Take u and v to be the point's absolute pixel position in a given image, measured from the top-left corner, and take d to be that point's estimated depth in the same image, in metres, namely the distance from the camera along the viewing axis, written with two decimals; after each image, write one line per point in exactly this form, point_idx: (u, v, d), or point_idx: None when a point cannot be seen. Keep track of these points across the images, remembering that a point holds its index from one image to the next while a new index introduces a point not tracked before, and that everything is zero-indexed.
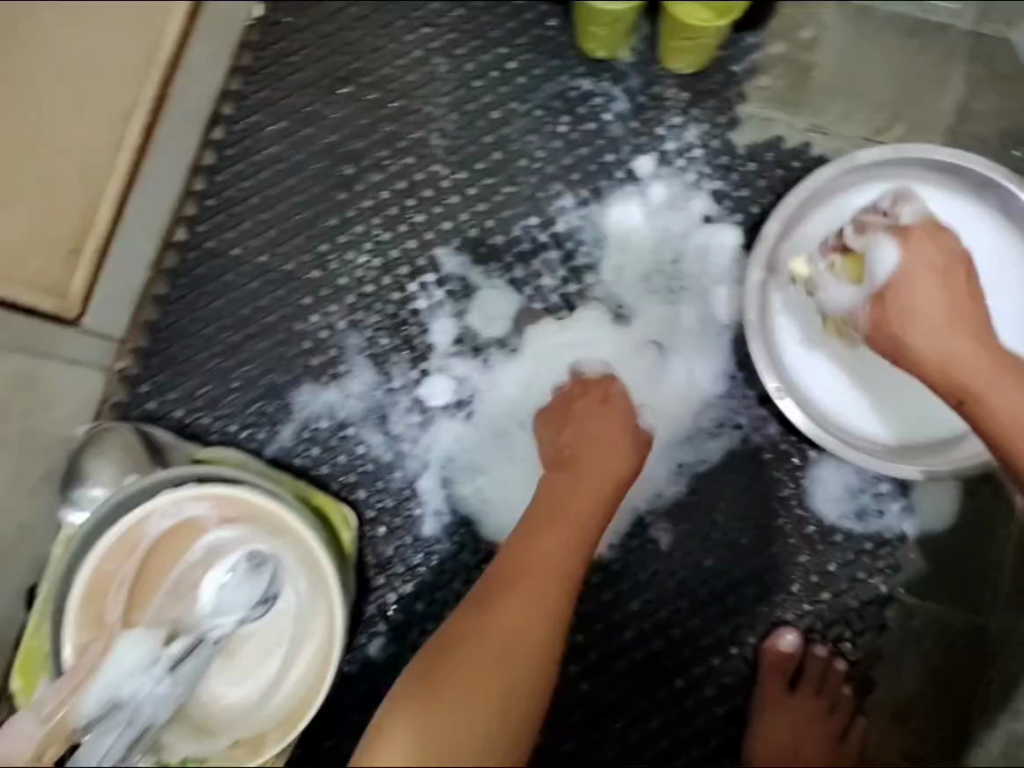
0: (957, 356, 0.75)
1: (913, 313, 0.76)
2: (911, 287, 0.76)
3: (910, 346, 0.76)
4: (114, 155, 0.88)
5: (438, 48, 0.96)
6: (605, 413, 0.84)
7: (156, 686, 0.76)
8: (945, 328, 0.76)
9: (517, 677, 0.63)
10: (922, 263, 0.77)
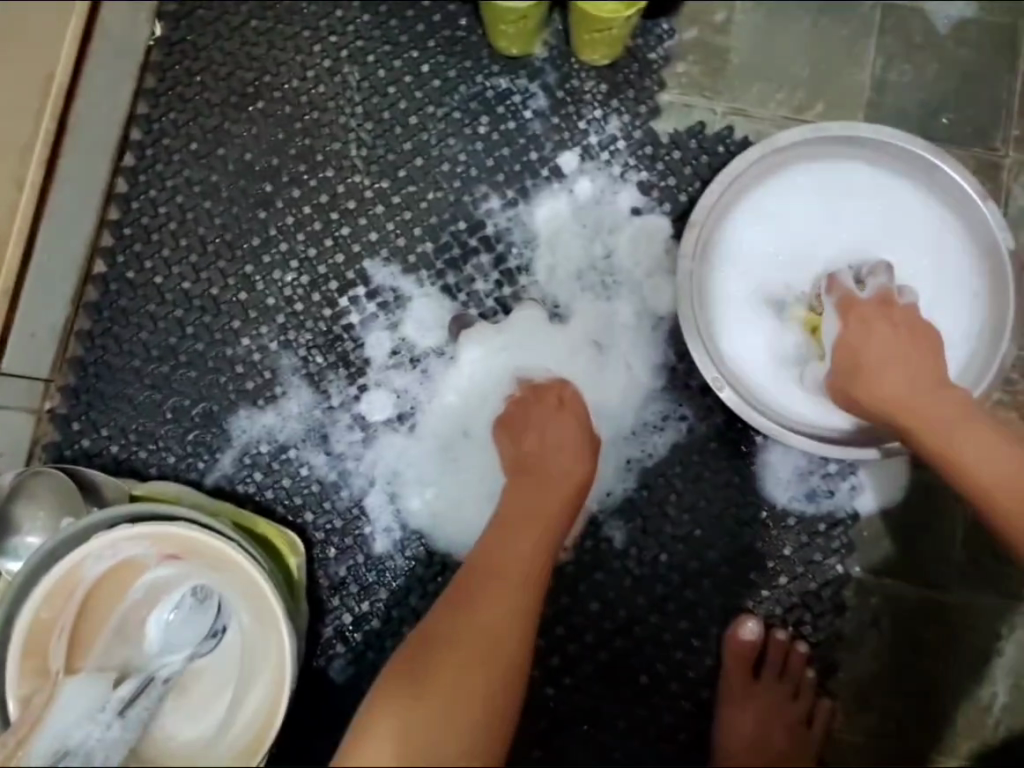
0: (910, 387, 0.79)
1: (865, 349, 0.81)
2: (861, 331, 0.82)
3: (867, 379, 0.80)
4: (18, 194, 0.84)
5: (348, 57, 0.95)
6: (554, 412, 0.84)
7: (108, 729, 0.70)
8: (897, 362, 0.80)
9: (493, 678, 0.64)
10: (874, 315, 0.83)
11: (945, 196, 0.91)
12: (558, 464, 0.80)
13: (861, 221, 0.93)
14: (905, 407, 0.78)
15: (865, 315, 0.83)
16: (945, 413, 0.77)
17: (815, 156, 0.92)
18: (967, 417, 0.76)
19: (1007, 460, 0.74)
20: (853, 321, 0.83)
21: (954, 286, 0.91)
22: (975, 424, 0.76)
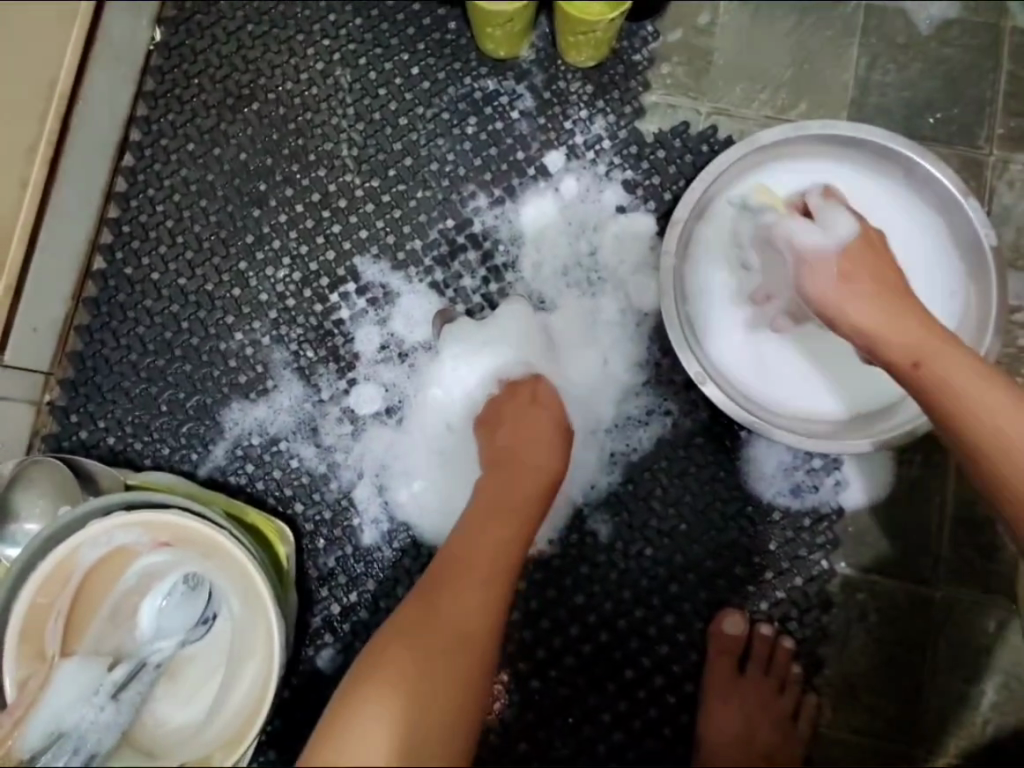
0: (902, 320, 0.73)
1: (855, 278, 0.77)
2: (856, 257, 0.78)
3: (859, 305, 0.75)
4: (23, 192, 0.85)
5: (340, 60, 0.98)
6: (542, 411, 0.85)
7: (100, 713, 0.75)
8: (891, 295, 0.75)
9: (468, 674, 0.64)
10: (870, 241, 0.79)
11: (926, 194, 0.92)
12: (538, 458, 0.82)
13: None
14: (897, 342, 0.73)
15: (863, 240, 0.79)
16: (939, 347, 0.71)
17: (797, 155, 0.93)
18: (959, 354, 0.71)
19: (1002, 399, 0.68)
20: (852, 244, 0.79)
21: (934, 283, 0.92)
22: (969, 363, 0.70)
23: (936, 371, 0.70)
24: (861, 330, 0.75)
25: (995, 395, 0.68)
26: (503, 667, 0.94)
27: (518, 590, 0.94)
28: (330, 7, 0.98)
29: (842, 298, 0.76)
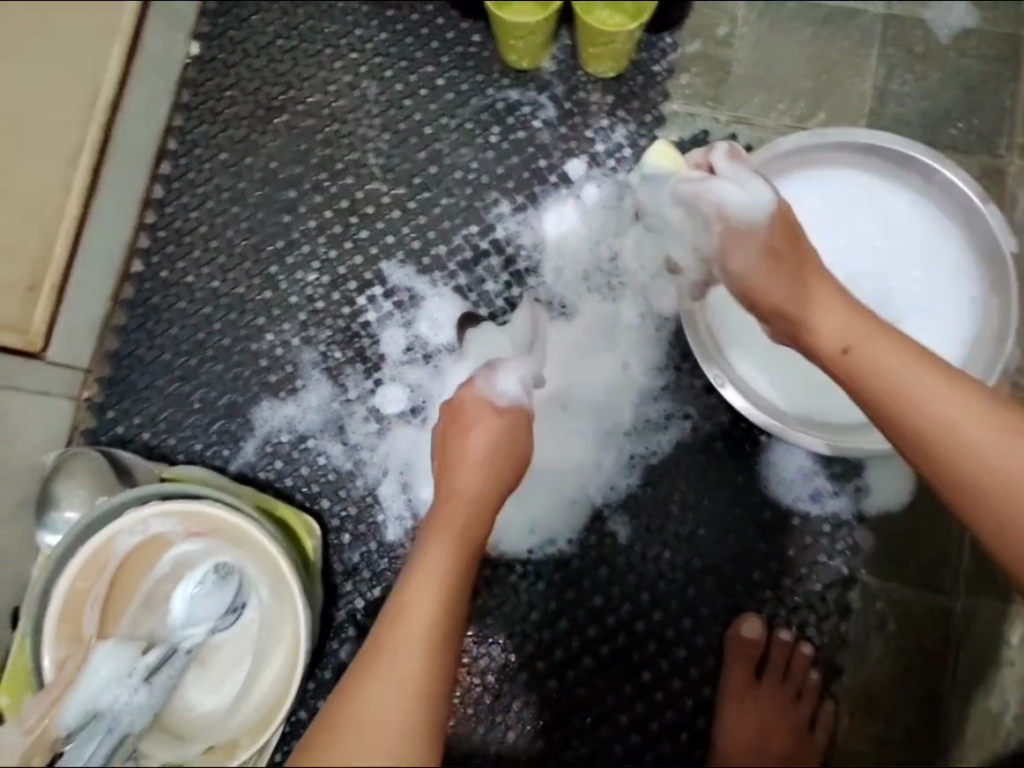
0: (841, 314, 0.71)
1: (779, 276, 0.74)
2: (776, 245, 0.75)
3: (799, 302, 0.73)
4: (67, 196, 0.90)
5: (368, 72, 1.01)
6: (488, 411, 0.79)
7: (134, 696, 0.78)
8: (820, 289, 0.73)
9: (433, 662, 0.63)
10: (791, 223, 0.75)
11: (945, 202, 0.93)
12: (476, 455, 0.76)
13: (860, 226, 0.95)
14: (838, 342, 0.70)
15: (785, 225, 0.75)
16: (880, 338, 0.69)
17: (816, 163, 0.95)
18: (902, 344, 0.68)
19: (953, 394, 0.65)
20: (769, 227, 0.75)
21: (952, 290, 0.93)
22: (918, 354, 0.68)
23: (883, 366, 0.67)
24: (802, 328, 0.73)
25: (950, 389, 0.65)
26: (521, 665, 0.95)
27: (537, 590, 0.96)
28: (358, 22, 1.02)
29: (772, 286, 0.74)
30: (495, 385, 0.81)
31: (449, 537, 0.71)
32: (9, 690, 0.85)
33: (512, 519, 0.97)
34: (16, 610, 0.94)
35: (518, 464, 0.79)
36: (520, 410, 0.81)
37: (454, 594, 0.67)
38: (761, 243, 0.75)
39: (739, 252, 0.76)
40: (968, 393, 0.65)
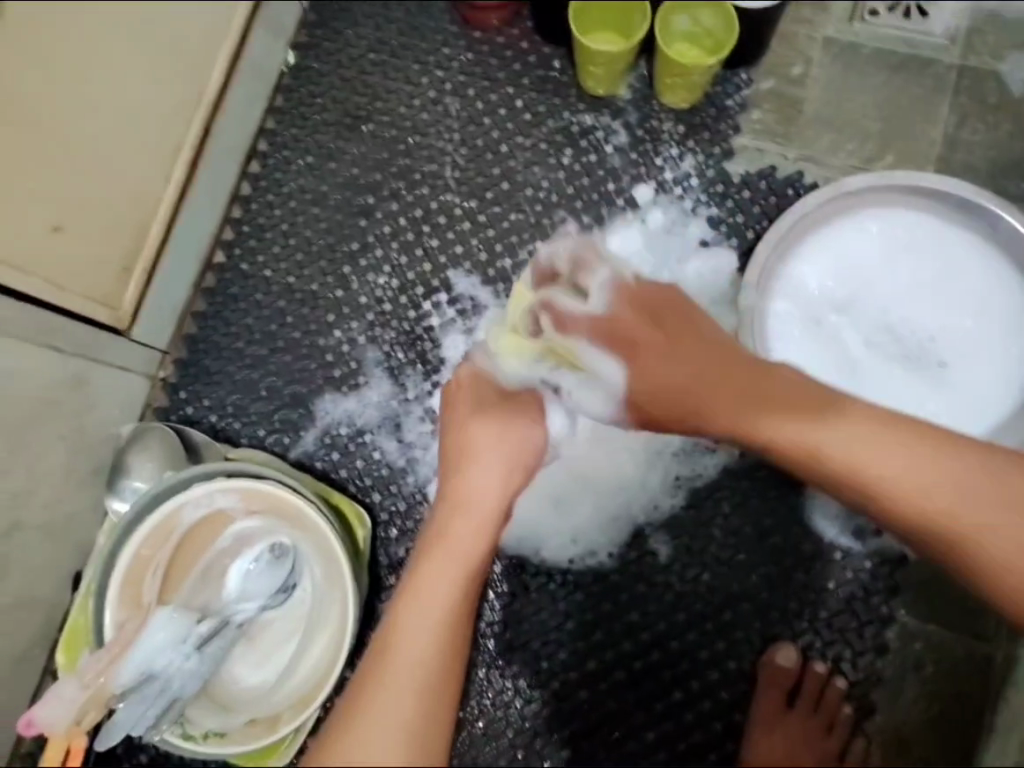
0: (789, 414, 0.75)
1: (715, 391, 0.77)
2: (678, 368, 0.78)
3: (738, 423, 0.77)
4: (165, 187, 0.97)
5: (450, 89, 1.06)
6: (492, 398, 0.83)
7: (186, 662, 0.85)
8: (763, 394, 0.76)
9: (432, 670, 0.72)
10: (639, 348, 0.78)
11: (1009, 251, 0.94)
12: (475, 458, 0.80)
13: (922, 269, 0.96)
14: (797, 443, 0.75)
15: (644, 359, 0.78)
16: (841, 419, 0.74)
17: (881, 204, 0.97)
18: (859, 419, 0.74)
19: (906, 451, 0.72)
20: (650, 358, 0.78)
21: (1011, 337, 0.94)
22: (877, 426, 0.73)
23: (850, 449, 0.73)
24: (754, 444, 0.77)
25: (914, 455, 0.72)
26: (554, 672, 0.97)
27: (574, 599, 0.98)
28: (445, 40, 1.07)
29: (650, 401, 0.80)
30: (496, 372, 0.85)
31: (439, 554, 0.76)
32: (68, 649, 0.90)
33: (554, 528, 0.99)
34: (80, 573, 1.00)
35: (536, 448, 0.82)
36: (530, 391, 0.84)
37: (457, 610, 0.74)
38: (653, 389, 0.79)
39: (652, 378, 0.78)
40: (929, 453, 0.72)
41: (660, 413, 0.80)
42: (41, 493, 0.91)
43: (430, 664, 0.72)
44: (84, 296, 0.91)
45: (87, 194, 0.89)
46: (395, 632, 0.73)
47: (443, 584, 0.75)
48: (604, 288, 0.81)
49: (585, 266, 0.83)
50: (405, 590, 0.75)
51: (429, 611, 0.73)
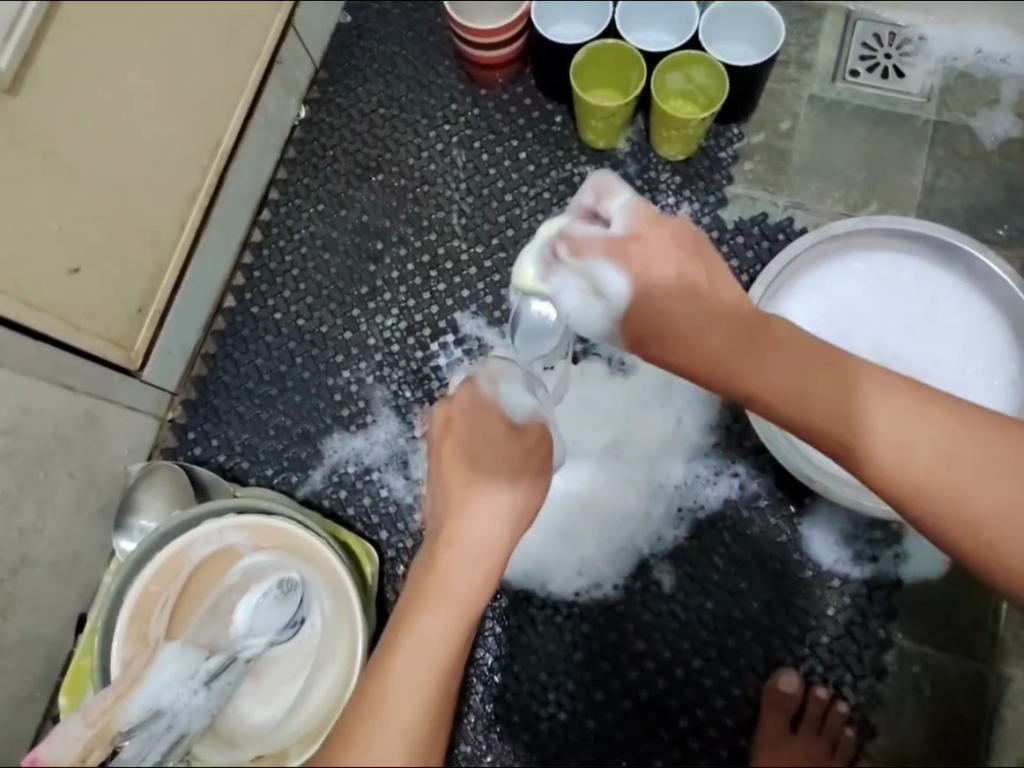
0: (799, 367, 0.70)
1: (714, 326, 0.70)
2: (683, 309, 0.70)
3: (736, 364, 0.71)
4: (180, 232, 1.00)
5: (457, 142, 1.11)
6: (500, 434, 0.80)
7: (194, 697, 0.82)
8: (769, 340, 0.71)
9: (419, 712, 0.66)
10: (655, 296, 0.69)
11: (989, 289, 0.99)
12: (480, 504, 0.77)
13: (908, 307, 1.01)
14: (803, 405, 0.70)
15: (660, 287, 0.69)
16: (855, 387, 0.70)
17: (868, 248, 1.02)
18: (870, 389, 0.70)
19: (935, 420, 0.68)
20: (661, 287, 0.69)
21: (995, 372, 0.98)
22: (890, 407, 0.69)
23: (868, 436, 0.69)
24: (747, 395, 0.72)
25: (943, 433, 0.68)
26: (561, 704, 0.97)
27: (580, 630, 0.99)
28: (452, 97, 1.13)
29: (670, 316, 0.70)
30: (500, 397, 0.82)
31: (432, 597, 0.72)
32: (72, 689, 0.89)
33: (560, 561, 1.00)
34: (84, 613, 0.99)
35: (532, 507, 0.80)
36: (536, 425, 0.82)
37: (450, 651, 0.70)
38: (654, 310, 0.70)
39: (653, 298, 0.69)
40: (963, 443, 0.68)
41: (653, 336, 0.72)
42: (50, 531, 0.92)
43: (430, 704, 0.67)
44: (100, 335, 0.93)
45: (105, 236, 0.93)
46: (387, 676, 0.67)
47: (439, 627, 0.71)
48: (627, 212, 0.70)
49: (607, 193, 0.70)
50: (396, 635, 0.71)
51: (423, 650, 0.69)
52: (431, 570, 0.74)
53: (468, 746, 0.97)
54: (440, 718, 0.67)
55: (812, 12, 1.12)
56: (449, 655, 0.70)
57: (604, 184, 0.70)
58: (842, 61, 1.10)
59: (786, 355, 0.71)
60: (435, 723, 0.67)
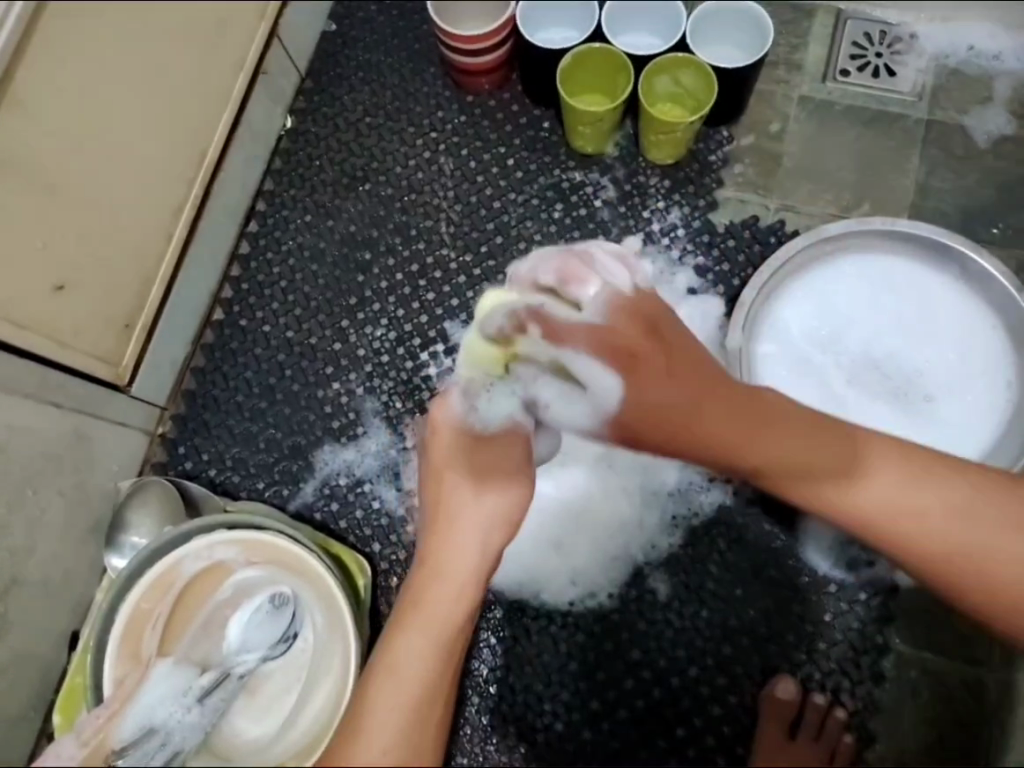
0: (797, 439, 0.70)
1: (709, 409, 0.69)
2: (674, 395, 0.68)
3: (744, 446, 0.70)
4: (166, 245, 1.00)
5: (445, 149, 1.11)
6: (468, 442, 0.77)
7: (187, 715, 0.81)
8: (766, 411, 0.71)
9: (413, 731, 0.68)
10: (638, 377, 0.67)
11: (985, 292, 0.98)
12: (465, 520, 0.75)
13: (902, 312, 1.00)
14: (793, 468, 0.71)
15: (645, 371, 0.67)
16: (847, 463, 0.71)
17: (859, 250, 1.01)
18: (863, 454, 0.72)
19: (927, 490, 0.71)
20: (645, 381, 0.67)
21: (990, 375, 0.97)
22: (867, 460, 0.71)
23: (850, 478, 0.71)
24: (753, 470, 0.72)
25: (928, 492, 0.71)
26: (557, 714, 0.96)
27: (575, 641, 0.98)
28: (439, 104, 1.12)
29: (640, 388, 0.67)
30: (474, 412, 0.76)
31: (413, 621, 0.72)
32: (65, 709, 0.88)
33: (554, 572, 0.99)
34: (78, 630, 0.99)
35: (518, 506, 0.77)
36: (508, 431, 0.76)
37: (436, 670, 0.71)
38: (647, 405, 0.68)
39: (649, 398, 0.67)
40: (957, 504, 0.71)
41: (652, 432, 0.70)
42: (41, 549, 0.91)
43: (419, 724, 0.68)
44: (86, 351, 0.92)
45: (88, 250, 0.91)
46: (371, 708, 0.68)
47: (421, 653, 0.70)
48: (598, 301, 0.68)
49: (574, 279, 0.68)
50: (380, 662, 0.71)
51: (407, 671, 0.70)
52: (413, 595, 0.74)
53: (464, 757, 0.96)
54: (431, 733, 0.69)
55: (801, 12, 1.11)
56: (436, 672, 0.71)
57: (574, 275, 0.68)
58: (832, 60, 1.09)
59: (787, 439, 0.70)
60: (423, 737, 0.68)
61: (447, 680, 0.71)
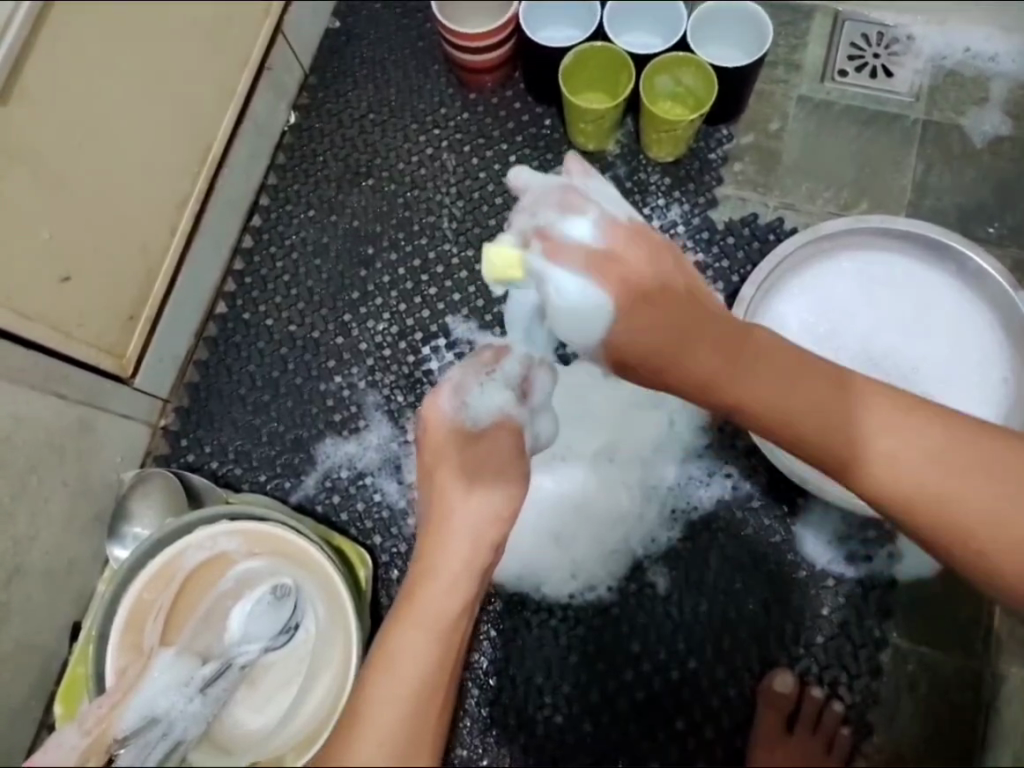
0: (781, 379, 0.70)
1: (697, 347, 0.69)
2: (663, 318, 0.67)
3: (724, 385, 0.70)
4: (170, 238, 1.00)
5: (448, 146, 1.11)
6: (456, 447, 0.77)
7: (189, 704, 0.81)
8: (752, 357, 0.70)
9: (410, 716, 0.66)
10: (632, 285, 0.66)
11: (982, 289, 0.99)
12: (461, 523, 0.73)
13: (899, 308, 1.01)
14: (783, 415, 0.70)
15: (639, 302, 0.67)
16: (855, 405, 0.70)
17: (856, 248, 1.02)
18: (866, 405, 0.70)
19: (926, 429, 0.69)
20: (628, 323, 0.67)
21: (987, 370, 0.98)
22: (870, 413, 0.70)
23: (864, 439, 0.70)
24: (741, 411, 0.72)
25: (933, 438, 0.69)
26: (557, 707, 0.97)
27: (576, 633, 0.99)
28: (442, 101, 1.13)
29: (632, 325, 0.67)
30: (466, 408, 0.78)
31: (408, 623, 0.71)
32: (66, 699, 0.89)
33: (554, 564, 1.00)
34: (79, 622, 0.99)
35: (508, 505, 0.75)
36: (500, 428, 0.78)
37: (434, 663, 0.69)
38: (634, 344, 0.68)
39: (633, 332, 0.67)
40: (946, 448, 0.68)
41: (650, 361, 0.70)
42: (44, 540, 0.92)
43: (416, 712, 0.66)
44: (91, 342, 0.93)
45: (92, 242, 0.92)
46: (366, 703, 0.67)
47: (415, 650, 0.69)
48: (600, 226, 0.67)
49: (572, 207, 0.66)
50: (376, 663, 0.69)
51: (404, 665, 0.68)
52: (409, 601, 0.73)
53: (465, 750, 0.97)
54: (434, 718, 0.67)
55: (800, 13, 1.12)
56: (434, 666, 0.69)
57: (574, 195, 0.67)
58: (831, 61, 1.10)
59: (771, 378, 0.70)
60: (422, 723, 0.66)
61: (446, 676, 0.70)
